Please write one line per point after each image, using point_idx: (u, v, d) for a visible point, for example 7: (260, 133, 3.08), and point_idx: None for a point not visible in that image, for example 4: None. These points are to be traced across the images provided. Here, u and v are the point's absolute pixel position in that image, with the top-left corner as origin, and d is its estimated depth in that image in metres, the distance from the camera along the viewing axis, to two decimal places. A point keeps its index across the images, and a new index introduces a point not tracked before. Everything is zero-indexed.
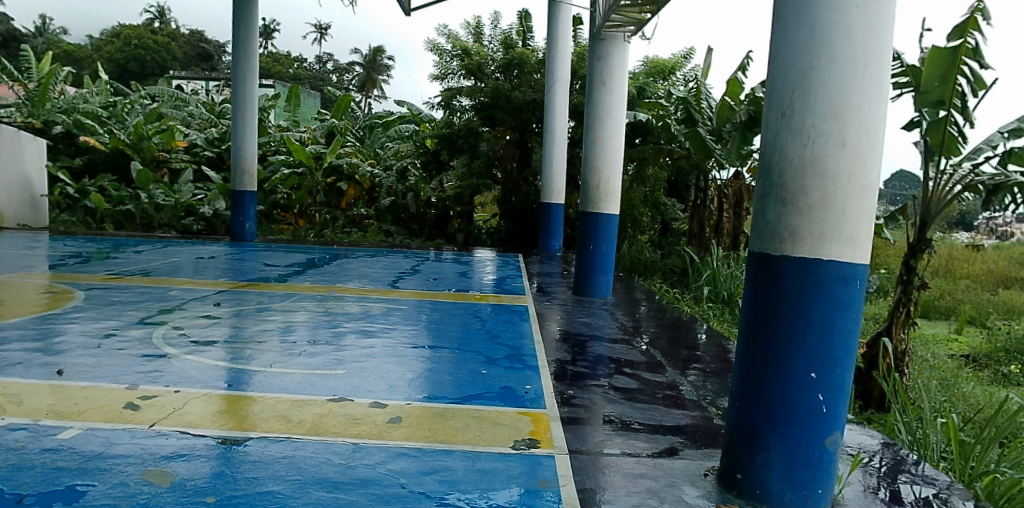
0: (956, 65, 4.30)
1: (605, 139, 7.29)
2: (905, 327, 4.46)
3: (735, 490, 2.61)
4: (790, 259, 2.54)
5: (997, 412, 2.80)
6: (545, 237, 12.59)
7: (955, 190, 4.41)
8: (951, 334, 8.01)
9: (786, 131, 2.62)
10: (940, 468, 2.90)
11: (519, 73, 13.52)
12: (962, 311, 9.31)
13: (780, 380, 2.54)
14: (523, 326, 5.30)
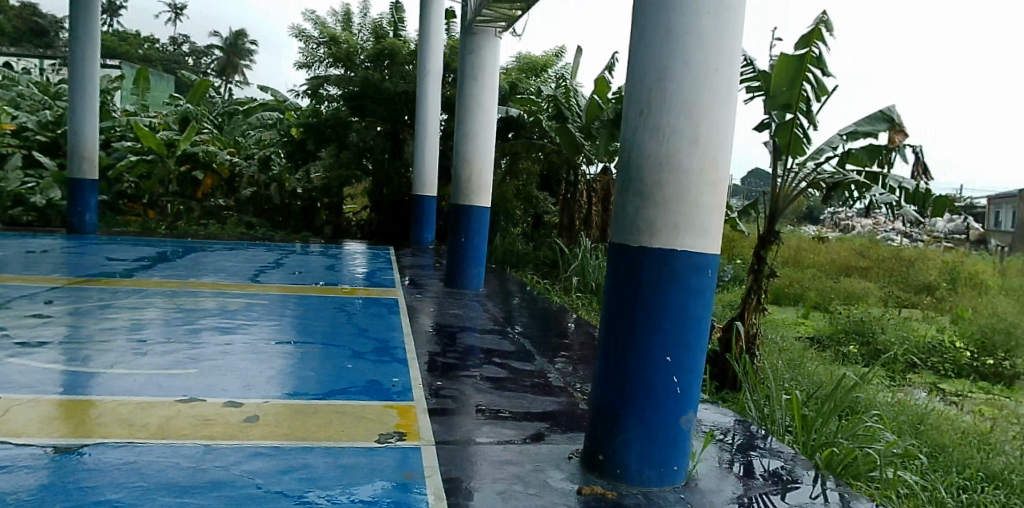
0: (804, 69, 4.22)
1: (477, 132, 7.41)
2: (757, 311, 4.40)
3: (597, 471, 2.72)
4: (648, 249, 2.66)
5: (834, 386, 3.03)
6: (417, 230, 12.64)
7: (801, 188, 4.40)
8: (800, 318, 8.60)
9: (644, 128, 2.74)
10: (786, 441, 3.12)
11: (390, 63, 13.38)
12: (808, 299, 10.05)
13: (639, 364, 2.66)
14: (393, 318, 5.28)
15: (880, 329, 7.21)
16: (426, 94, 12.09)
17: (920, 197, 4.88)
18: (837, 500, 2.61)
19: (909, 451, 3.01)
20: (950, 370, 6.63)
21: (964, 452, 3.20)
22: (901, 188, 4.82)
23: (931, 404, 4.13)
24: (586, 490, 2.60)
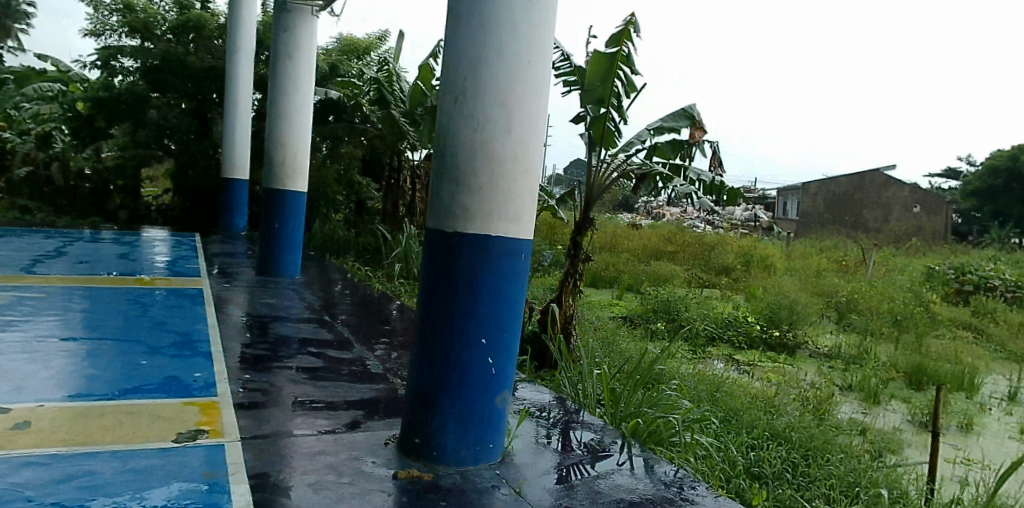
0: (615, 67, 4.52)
1: (291, 113, 7.24)
2: (574, 295, 4.62)
3: (415, 454, 2.76)
4: (463, 235, 2.72)
5: (639, 360, 3.24)
6: (226, 214, 11.96)
7: (614, 177, 4.72)
8: (614, 299, 9.21)
9: (459, 116, 2.79)
10: (598, 413, 3.33)
11: (196, 37, 12.80)
12: (622, 280, 10.61)
13: (455, 348, 2.72)
14: (198, 309, 5.01)
15: (683, 306, 7.56)
16: (238, 71, 11.60)
17: (715, 189, 5.21)
18: (640, 465, 2.87)
19: (705, 416, 3.31)
20: (742, 342, 7.07)
21: (753, 415, 3.56)
22: (699, 180, 5.21)
23: (727, 373, 4.68)
24: (402, 474, 2.64)
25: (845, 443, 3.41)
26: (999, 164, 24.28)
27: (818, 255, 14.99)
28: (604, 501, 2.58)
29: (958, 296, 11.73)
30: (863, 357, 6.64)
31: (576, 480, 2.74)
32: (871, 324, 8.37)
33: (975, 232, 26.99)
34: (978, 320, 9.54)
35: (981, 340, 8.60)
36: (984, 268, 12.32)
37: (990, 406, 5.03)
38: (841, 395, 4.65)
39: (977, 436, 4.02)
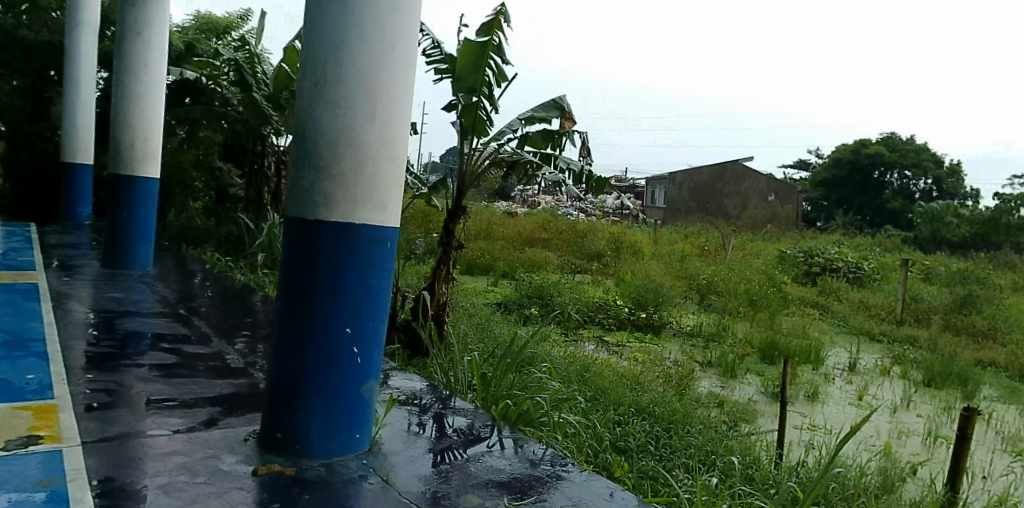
0: (484, 57, 4.62)
1: (139, 96, 6.82)
2: (447, 282, 4.72)
3: (276, 449, 2.70)
4: (325, 223, 2.65)
5: (508, 345, 3.37)
6: (69, 203, 11.25)
7: (485, 165, 4.86)
8: (490, 285, 9.47)
9: (320, 101, 2.70)
10: (469, 399, 3.42)
11: (31, 7, 11.77)
12: (497, 268, 10.82)
13: (318, 338, 2.66)
14: (30, 307, 4.59)
15: (556, 291, 7.78)
16: (81, 48, 10.80)
17: (584, 178, 5.37)
18: (510, 445, 2.97)
19: (573, 396, 3.50)
20: (611, 324, 7.41)
21: (619, 393, 3.80)
22: (569, 169, 5.33)
23: (598, 355, 4.91)
24: (262, 469, 2.56)
25: (704, 415, 3.68)
26: (845, 157, 29.54)
27: (686, 243, 16.03)
28: (471, 483, 2.65)
29: (805, 277, 12.94)
30: (721, 335, 7.15)
31: (445, 465, 2.79)
32: (730, 304, 9.08)
33: (822, 219, 31.05)
34: (823, 298, 10.62)
35: (824, 316, 9.58)
36: (828, 252, 13.64)
37: (832, 376, 5.65)
38: (701, 371, 4.97)
39: (820, 403, 4.46)
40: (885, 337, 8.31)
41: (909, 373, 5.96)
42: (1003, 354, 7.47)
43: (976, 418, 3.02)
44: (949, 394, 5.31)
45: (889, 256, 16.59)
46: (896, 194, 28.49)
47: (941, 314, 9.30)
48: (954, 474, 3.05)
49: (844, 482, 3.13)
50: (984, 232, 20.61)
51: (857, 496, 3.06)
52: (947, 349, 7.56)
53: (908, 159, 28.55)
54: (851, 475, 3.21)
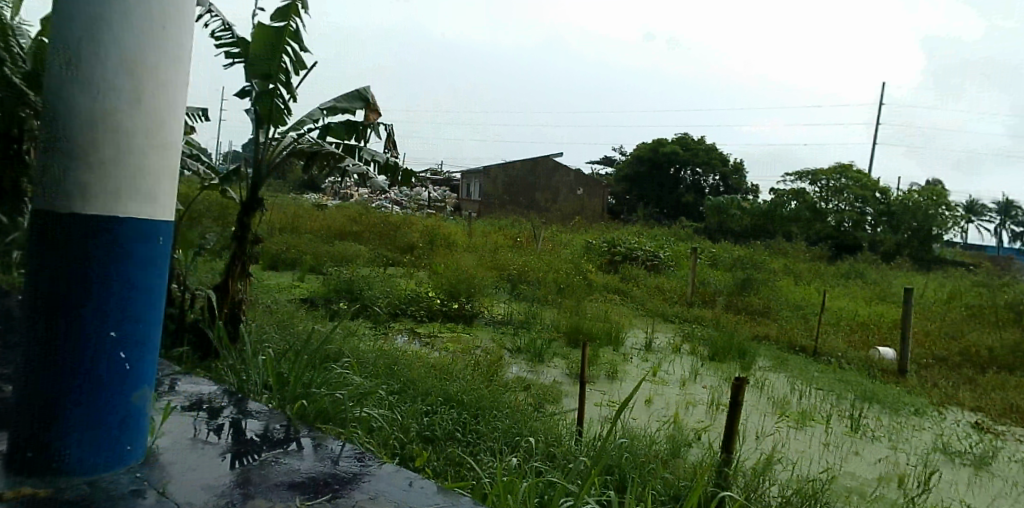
0: (281, 44, 4.57)
1: None
2: (242, 278, 4.64)
3: (28, 470, 2.43)
4: (78, 217, 2.40)
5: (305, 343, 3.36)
6: None
7: (284, 154, 4.74)
8: (295, 281, 9.37)
9: (72, 81, 2.42)
10: (265, 401, 3.35)
11: None
12: (304, 261, 10.71)
13: (75, 344, 2.42)
14: None
15: (367, 285, 7.72)
16: None
17: (389, 169, 5.51)
18: (307, 445, 2.93)
19: (375, 388, 3.58)
20: (423, 316, 7.53)
21: (429, 382, 3.88)
22: (374, 160, 5.44)
23: (410, 347, 5.00)
24: (9, 495, 2.28)
25: (513, 399, 3.78)
26: (644, 154, 29.27)
27: (502, 236, 16.59)
28: (260, 483, 2.55)
29: (609, 265, 13.92)
30: (530, 322, 7.54)
31: (232, 470, 2.67)
32: (540, 294, 9.57)
33: (623, 212, 31.12)
34: (623, 284, 11.52)
35: (625, 301, 10.41)
36: (630, 242, 14.74)
37: (631, 355, 6.18)
38: (511, 358, 5.22)
39: (620, 381, 4.85)
40: (679, 317, 9.22)
41: (696, 349, 6.62)
42: (771, 328, 8.56)
43: (745, 388, 3.25)
44: (728, 366, 5.98)
45: (681, 244, 18.32)
46: (689, 190, 28.81)
47: (724, 295, 10.48)
48: (727, 438, 3.23)
49: (640, 451, 3.39)
50: (762, 222, 23.19)
51: (647, 463, 3.33)
52: (728, 326, 8.54)
53: (699, 157, 28.64)
54: (643, 442, 3.49)
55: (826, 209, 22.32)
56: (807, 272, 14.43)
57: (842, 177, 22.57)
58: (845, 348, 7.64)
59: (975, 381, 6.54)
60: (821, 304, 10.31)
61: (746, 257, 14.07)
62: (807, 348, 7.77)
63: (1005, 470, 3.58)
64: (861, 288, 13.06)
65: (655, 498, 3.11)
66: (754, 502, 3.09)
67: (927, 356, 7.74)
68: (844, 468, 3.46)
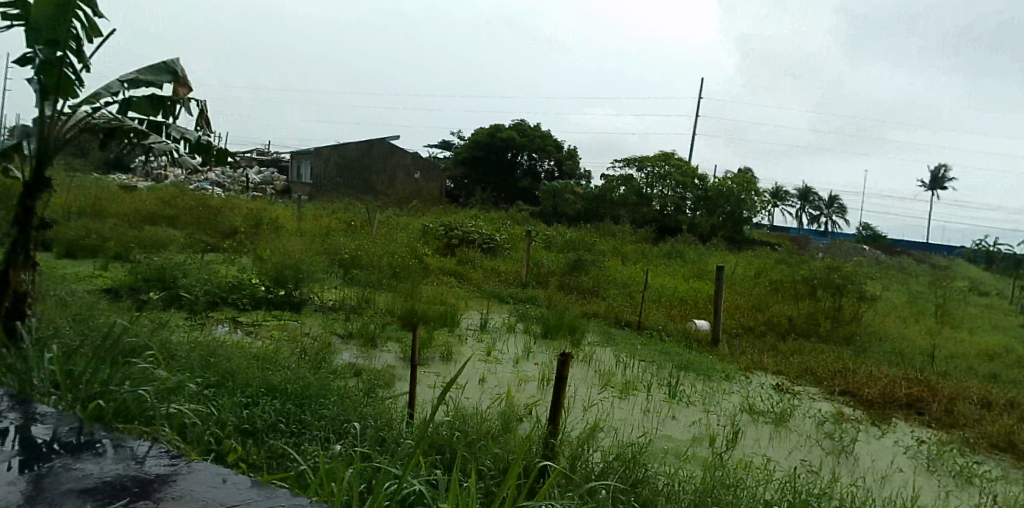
0: (71, 13, 4.48)
1: None
2: (26, 268, 4.29)
3: None
4: None
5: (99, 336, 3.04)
6: None
7: (76, 128, 4.58)
8: (97, 270, 8.56)
9: None
10: (50, 401, 2.99)
11: None
12: (108, 249, 9.86)
13: None
14: None
15: (181, 273, 7.17)
16: None
17: (200, 147, 5.54)
18: (106, 448, 2.52)
19: (184, 381, 3.35)
20: (246, 304, 7.22)
21: (248, 373, 3.71)
22: (182, 138, 5.45)
23: (231, 337, 4.81)
24: None
25: (339, 386, 3.80)
26: (482, 139, 28.89)
27: (334, 220, 16.05)
28: (29, 491, 2.13)
29: (446, 248, 14.07)
30: (361, 307, 7.52)
31: (6, 479, 2.20)
32: (373, 277, 9.50)
33: (460, 196, 30.41)
34: (460, 267, 11.67)
35: (461, 283, 10.67)
36: (467, 225, 14.86)
37: (467, 335, 6.30)
38: (342, 345, 5.23)
39: (455, 362, 4.90)
40: (512, 297, 9.59)
41: (530, 327, 6.91)
42: (600, 305, 9.08)
43: (568, 362, 3.32)
44: (560, 343, 6.28)
45: (517, 227, 18.80)
46: (526, 175, 29.58)
47: (555, 275, 10.99)
48: (553, 411, 3.28)
49: (470, 428, 3.41)
50: (594, 206, 23.61)
51: (478, 440, 3.35)
52: (562, 304, 8.96)
53: (536, 143, 29.38)
54: (474, 419, 3.52)
55: (650, 194, 23.19)
56: (633, 251, 15.32)
57: (665, 165, 23.64)
58: (667, 321, 8.28)
59: (773, 348, 7.39)
60: (643, 281, 11.06)
61: (577, 240, 14.65)
62: (631, 322, 8.30)
63: (799, 425, 4.03)
64: (677, 267, 13.89)
65: (483, 472, 3.16)
66: (578, 472, 3.22)
67: (737, 325, 8.69)
68: (661, 430, 3.70)
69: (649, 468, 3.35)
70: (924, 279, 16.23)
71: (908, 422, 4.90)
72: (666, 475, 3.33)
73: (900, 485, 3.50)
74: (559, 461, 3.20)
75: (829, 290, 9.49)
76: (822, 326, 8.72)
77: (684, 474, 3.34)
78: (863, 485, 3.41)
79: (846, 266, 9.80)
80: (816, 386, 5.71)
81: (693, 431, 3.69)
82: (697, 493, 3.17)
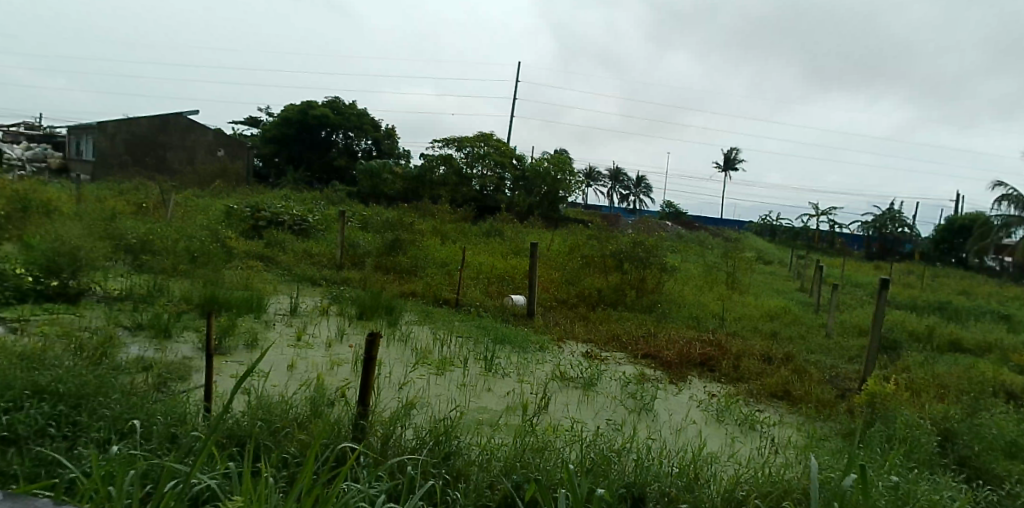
0: None
1: None
2: None
3: None
4: None
5: None
6: None
7: None
8: None
9: None
10: None
11: None
12: None
13: None
14: None
15: None
16: None
17: None
18: None
19: None
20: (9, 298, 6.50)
21: (7, 374, 3.25)
22: None
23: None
24: None
25: (124, 383, 3.48)
26: (291, 115, 27.10)
27: (121, 203, 14.71)
28: None
29: (252, 231, 13.52)
30: (152, 295, 7.21)
31: None
32: (166, 264, 9.02)
33: (273, 176, 28.72)
34: (270, 252, 11.39)
35: (269, 268, 10.46)
36: (276, 206, 14.38)
37: (274, 322, 6.47)
38: (132, 343, 5.00)
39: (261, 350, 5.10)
40: (325, 279, 9.79)
41: (344, 309, 7.22)
42: (417, 285, 9.42)
43: (377, 340, 3.14)
44: (376, 324, 6.65)
45: (331, 208, 18.37)
46: (340, 154, 27.75)
47: (371, 256, 11.10)
48: (362, 393, 3.16)
49: (274, 416, 3.22)
50: (413, 186, 23.65)
51: (283, 428, 3.17)
52: (379, 286, 9.18)
53: (350, 122, 27.73)
54: (280, 408, 3.34)
55: (470, 174, 23.46)
56: (451, 229, 15.72)
57: (484, 145, 23.90)
58: (483, 298, 8.82)
59: (577, 319, 8.19)
60: (461, 259, 11.52)
61: (393, 217, 14.67)
62: (450, 300, 8.81)
63: (607, 387, 4.71)
64: (496, 244, 14.50)
65: (283, 461, 2.96)
66: (390, 451, 3.13)
67: (552, 298, 9.51)
68: (476, 402, 3.95)
69: (462, 441, 3.38)
70: (716, 255, 18.62)
71: (701, 378, 5.88)
72: (478, 447, 3.38)
73: (686, 424, 4.25)
74: (369, 442, 3.09)
75: (634, 262, 10.22)
76: (627, 296, 9.77)
77: (494, 445, 3.34)
78: (658, 431, 3.98)
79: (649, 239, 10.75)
80: (622, 352, 6.65)
81: (507, 399, 4.02)
82: (509, 459, 3.25)
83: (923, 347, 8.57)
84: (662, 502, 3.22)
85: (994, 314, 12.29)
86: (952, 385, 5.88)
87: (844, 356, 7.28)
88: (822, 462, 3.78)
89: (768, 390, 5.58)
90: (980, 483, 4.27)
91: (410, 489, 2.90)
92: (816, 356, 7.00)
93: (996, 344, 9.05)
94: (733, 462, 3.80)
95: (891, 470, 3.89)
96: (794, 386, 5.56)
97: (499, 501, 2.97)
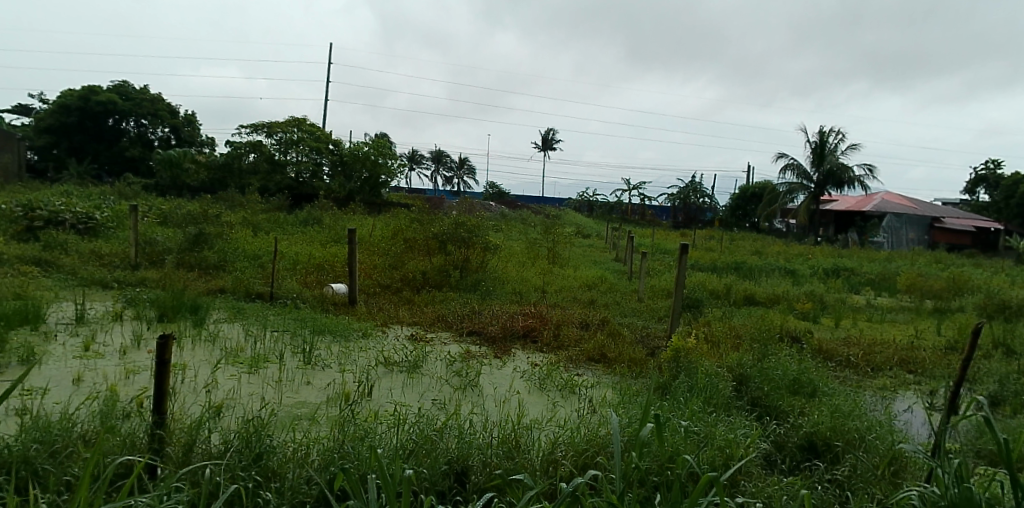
0: None
1: None
2: None
3: None
4: None
5: None
6: None
7: None
8: None
9: None
10: None
11: None
12: None
13: None
14: None
15: None
16: None
17: None
18: None
19: None
20: None
21: None
22: None
23: None
24: None
25: None
26: (71, 102, 26.11)
27: None
28: None
29: (25, 233, 12.07)
30: None
31: None
32: None
33: (52, 169, 26.50)
34: (47, 254, 10.24)
35: (48, 273, 9.39)
36: (54, 203, 12.96)
37: (56, 333, 6.09)
38: None
39: (39, 365, 4.97)
40: (118, 282, 8.98)
41: (141, 312, 6.98)
42: (226, 280, 9.10)
43: (170, 344, 3.02)
44: (178, 325, 6.56)
45: (122, 203, 16.73)
46: (133, 143, 27.16)
47: (171, 253, 10.41)
48: (157, 401, 3.06)
49: (52, 436, 3.04)
50: (221, 176, 22.49)
51: (65, 448, 3.01)
52: (181, 285, 8.70)
53: (143, 108, 27.01)
54: (60, 426, 3.16)
55: (283, 160, 22.50)
56: (265, 221, 15.12)
57: (297, 130, 23.12)
58: (301, 289, 8.81)
59: (396, 304, 8.45)
60: (277, 251, 11.24)
61: (196, 208, 13.72)
62: (263, 294, 8.62)
63: (431, 369, 5.46)
64: (317, 233, 14.29)
65: (63, 485, 2.77)
66: (192, 459, 3.03)
67: (375, 283, 9.60)
68: (293, 395, 4.63)
69: (273, 439, 3.32)
70: (538, 232, 19.72)
71: (524, 349, 6.65)
72: (292, 443, 3.36)
73: (501, 394, 5.00)
74: (167, 454, 2.98)
75: (457, 243, 10.71)
76: (451, 276, 10.16)
77: (319, 425, 3.88)
78: (480, 405, 4.63)
79: (473, 220, 11.19)
80: (447, 331, 7.28)
81: (327, 388, 4.79)
82: (326, 452, 3.22)
83: (722, 303, 9.82)
84: (484, 473, 3.36)
85: (776, 269, 14.23)
86: (746, 334, 6.84)
87: (654, 316, 8.35)
88: (628, 417, 4.20)
89: (587, 356, 6.34)
90: (770, 419, 4.89)
91: (212, 496, 2.79)
92: (630, 319, 7.98)
93: (782, 296, 10.49)
94: (553, 428, 4.10)
95: (690, 418, 4.38)
96: (607, 349, 6.37)
97: (315, 497, 2.91)
